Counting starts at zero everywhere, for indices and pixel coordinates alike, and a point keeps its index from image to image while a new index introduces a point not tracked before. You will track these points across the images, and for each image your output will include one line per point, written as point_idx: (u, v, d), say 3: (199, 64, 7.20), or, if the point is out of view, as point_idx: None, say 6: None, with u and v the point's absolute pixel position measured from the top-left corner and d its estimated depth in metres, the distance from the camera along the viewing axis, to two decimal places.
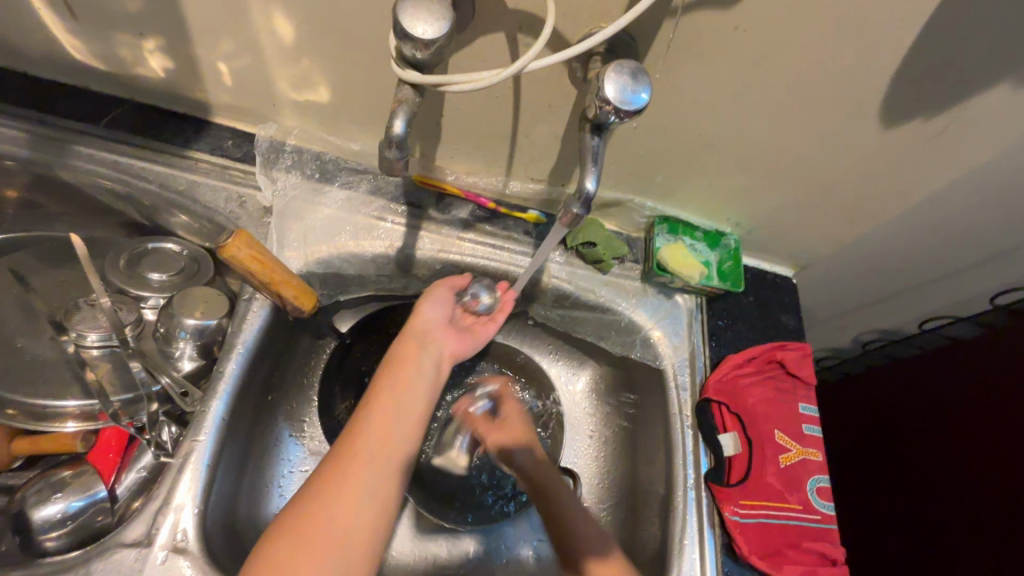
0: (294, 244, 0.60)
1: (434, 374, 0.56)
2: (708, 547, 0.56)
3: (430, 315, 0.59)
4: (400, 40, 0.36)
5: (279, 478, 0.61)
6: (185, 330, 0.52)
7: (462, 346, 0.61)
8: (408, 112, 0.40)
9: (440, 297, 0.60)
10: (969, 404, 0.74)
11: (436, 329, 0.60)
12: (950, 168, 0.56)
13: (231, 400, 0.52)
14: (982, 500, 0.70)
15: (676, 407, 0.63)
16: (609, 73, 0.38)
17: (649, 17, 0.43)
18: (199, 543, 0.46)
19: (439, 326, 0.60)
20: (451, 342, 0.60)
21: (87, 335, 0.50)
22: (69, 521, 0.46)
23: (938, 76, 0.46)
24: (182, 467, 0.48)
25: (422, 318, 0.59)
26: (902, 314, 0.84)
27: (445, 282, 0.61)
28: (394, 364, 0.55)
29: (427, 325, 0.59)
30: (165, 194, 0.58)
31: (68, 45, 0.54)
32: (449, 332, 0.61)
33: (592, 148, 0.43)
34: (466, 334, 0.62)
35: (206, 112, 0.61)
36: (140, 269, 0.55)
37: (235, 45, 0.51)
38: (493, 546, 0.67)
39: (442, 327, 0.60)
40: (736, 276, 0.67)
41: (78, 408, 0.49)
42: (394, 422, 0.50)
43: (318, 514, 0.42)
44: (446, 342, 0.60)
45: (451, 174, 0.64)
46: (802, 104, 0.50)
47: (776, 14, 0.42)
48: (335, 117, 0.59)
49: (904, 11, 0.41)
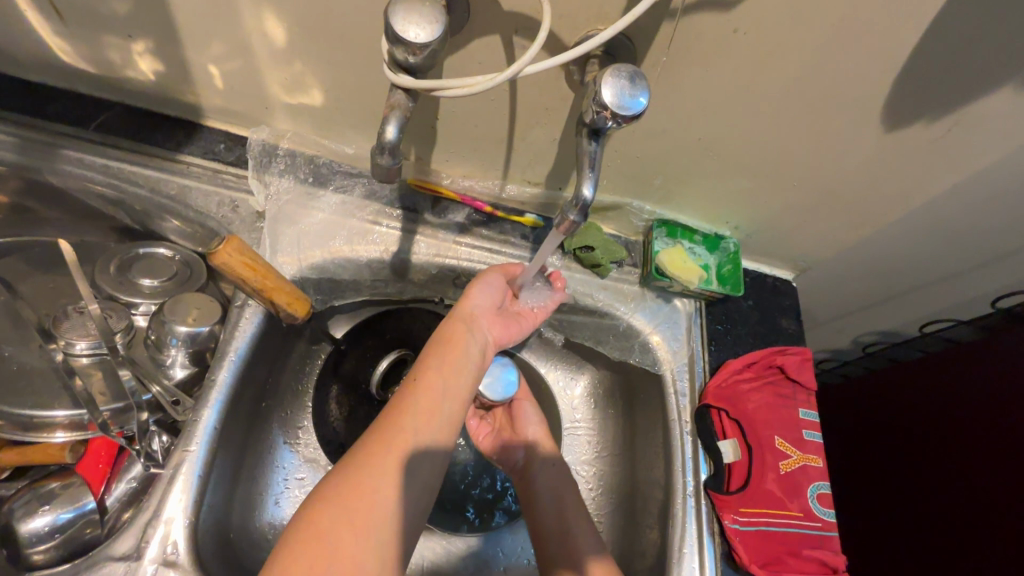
0: (288, 249, 0.59)
1: (479, 360, 0.52)
2: (708, 555, 0.55)
3: (480, 300, 0.55)
4: (392, 44, 0.35)
5: (273, 486, 0.61)
6: (176, 337, 0.52)
7: (507, 334, 0.57)
8: (401, 117, 0.40)
9: (492, 282, 0.56)
10: (970, 409, 0.74)
11: (484, 315, 0.55)
12: (951, 172, 0.55)
13: (223, 409, 0.51)
14: (983, 505, 0.70)
15: (675, 413, 0.62)
16: (606, 77, 0.37)
17: (648, 19, 0.42)
18: (190, 556, 0.45)
19: (487, 313, 0.56)
20: (497, 331, 0.56)
21: (76, 344, 0.50)
22: (58, 533, 0.45)
23: (940, 79, 0.46)
24: (173, 478, 0.47)
25: (474, 302, 0.54)
26: (903, 317, 0.84)
27: (499, 268, 0.57)
28: (440, 344, 0.50)
29: (475, 308, 0.54)
30: (156, 199, 0.57)
31: (55, 48, 0.53)
32: (495, 320, 0.56)
33: (590, 154, 0.42)
34: (511, 321, 0.58)
35: (198, 115, 0.60)
36: (131, 274, 0.54)
37: (226, 48, 0.50)
38: (491, 554, 0.66)
39: (489, 315, 0.56)
40: (735, 280, 0.66)
41: (68, 419, 0.47)
42: (437, 410, 0.46)
43: (353, 501, 0.39)
44: (491, 329, 0.56)
45: (447, 178, 0.63)
46: (803, 107, 0.49)
47: (777, 16, 0.41)
48: (329, 121, 0.58)
49: (908, 13, 0.40)
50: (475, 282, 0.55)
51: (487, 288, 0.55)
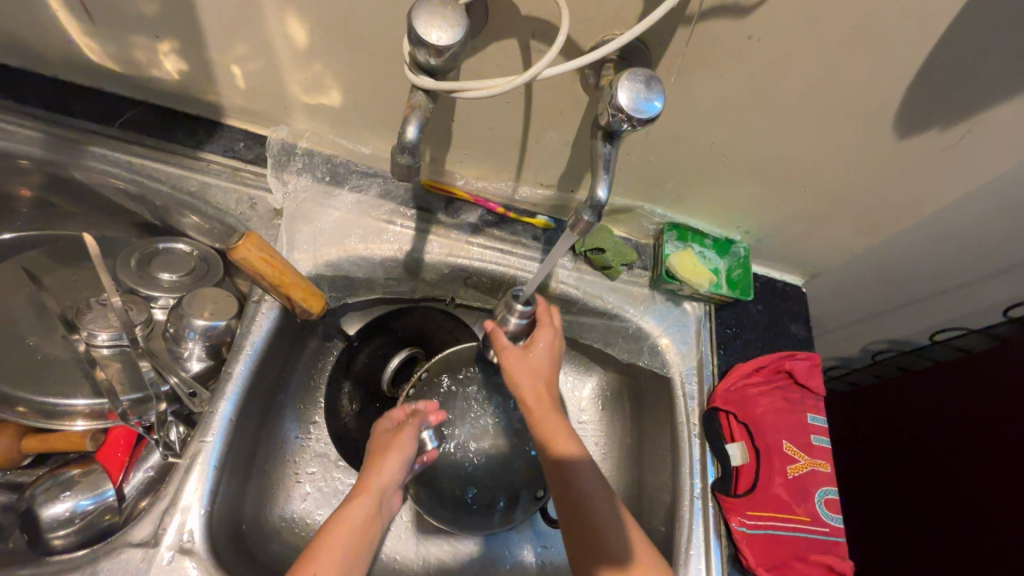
0: (304, 246, 0.60)
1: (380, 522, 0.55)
2: (714, 557, 0.56)
3: (394, 474, 0.55)
4: (414, 45, 0.36)
5: (287, 480, 0.62)
6: (193, 330, 0.52)
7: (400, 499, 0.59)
8: (421, 117, 0.40)
9: (409, 451, 0.56)
10: (978, 418, 0.74)
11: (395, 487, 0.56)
12: (964, 180, 0.55)
13: (238, 401, 0.52)
14: (989, 514, 0.70)
15: (683, 416, 0.62)
16: (623, 81, 0.38)
17: (664, 25, 0.43)
18: (205, 544, 0.46)
19: (397, 486, 0.57)
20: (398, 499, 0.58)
21: (97, 335, 0.50)
22: (77, 519, 0.46)
23: (954, 86, 0.46)
24: (190, 467, 0.48)
25: (389, 476, 0.55)
26: (912, 325, 0.84)
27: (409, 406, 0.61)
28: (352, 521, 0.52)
29: (388, 486, 0.55)
30: (177, 195, 0.58)
31: (83, 47, 0.54)
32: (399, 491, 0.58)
33: (604, 156, 0.43)
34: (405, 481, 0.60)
35: (218, 114, 0.61)
36: (150, 269, 0.56)
37: (249, 48, 0.52)
38: (497, 551, 0.66)
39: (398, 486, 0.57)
40: (745, 284, 0.67)
41: (88, 408, 0.49)
42: None
43: None
44: (393, 504, 0.57)
45: (461, 179, 0.64)
46: (816, 113, 0.50)
47: (790, 23, 0.42)
48: (346, 121, 0.59)
49: (922, 21, 0.41)
50: (395, 453, 0.56)
51: (405, 461, 0.56)
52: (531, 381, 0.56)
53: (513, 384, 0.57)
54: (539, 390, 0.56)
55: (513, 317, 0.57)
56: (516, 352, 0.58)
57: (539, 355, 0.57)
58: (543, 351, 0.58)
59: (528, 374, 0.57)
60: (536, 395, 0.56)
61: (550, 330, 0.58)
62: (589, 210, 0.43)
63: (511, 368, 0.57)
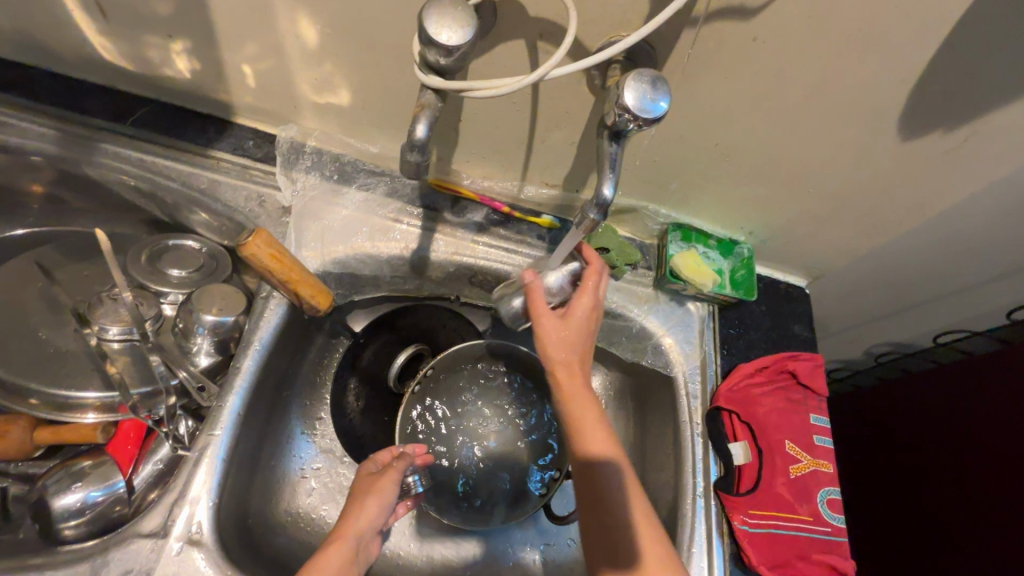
0: (312, 243, 0.61)
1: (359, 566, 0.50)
2: (716, 555, 0.56)
3: (374, 517, 0.52)
4: (425, 45, 0.37)
5: (292, 476, 0.62)
6: (202, 326, 0.53)
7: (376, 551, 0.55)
8: (431, 116, 0.41)
9: (390, 495, 0.54)
10: (981, 421, 0.74)
11: (374, 532, 0.53)
12: (967, 182, 0.55)
13: (247, 396, 0.53)
14: (992, 517, 0.70)
15: (686, 415, 0.63)
16: (630, 81, 0.38)
17: (670, 26, 0.43)
18: (214, 536, 0.47)
19: (375, 533, 0.53)
20: (375, 549, 0.54)
21: (109, 328, 0.50)
22: (88, 510, 0.47)
23: (958, 89, 0.46)
24: (199, 460, 0.49)
25: (369, 517, 0.51)
26: (915, 327, 0.84)
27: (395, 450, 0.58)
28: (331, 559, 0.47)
29: (368, 528, 0.51)
30: (187, 192, 0.59)
31: (97, 46, 0.55)
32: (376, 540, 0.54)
33: (610, 155, 0.43)
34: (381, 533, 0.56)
35: (229, 112, 0.62)
36: (160, 264, 0.56)
37: (261, 48, 0.52)
38: (500, 549, 0.67)
39: (376, 532, 0.53)
40: (748, 284, 0.67)
41: (99, 400, 0.51)
42: None
43: None
44: (372, 551, 0.53)
45: (467, 178, 0.64)
46: (820, 115, 0.50)
47: (795, 25, 0.42)
48: (354, 120, 0.60)
49: (926, 24, 0.41)
50: (374, 495, 0.53)
51: (386, 503, 0.53)
52: (566, 354, 0.54)
53: (547, 352, 0.54)
54: (572, 368, 0.54)
55: (556, 279, 0.55)
56: (554, 318, 0.54)
57: (579, 325, 0.54)
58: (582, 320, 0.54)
59: (563, 346, 0.54)
60: (571, 372, 0.54)
61: (590, 295, 0.54)
62: (595, 209, 0.44)
63: (547, 337, 0.54)
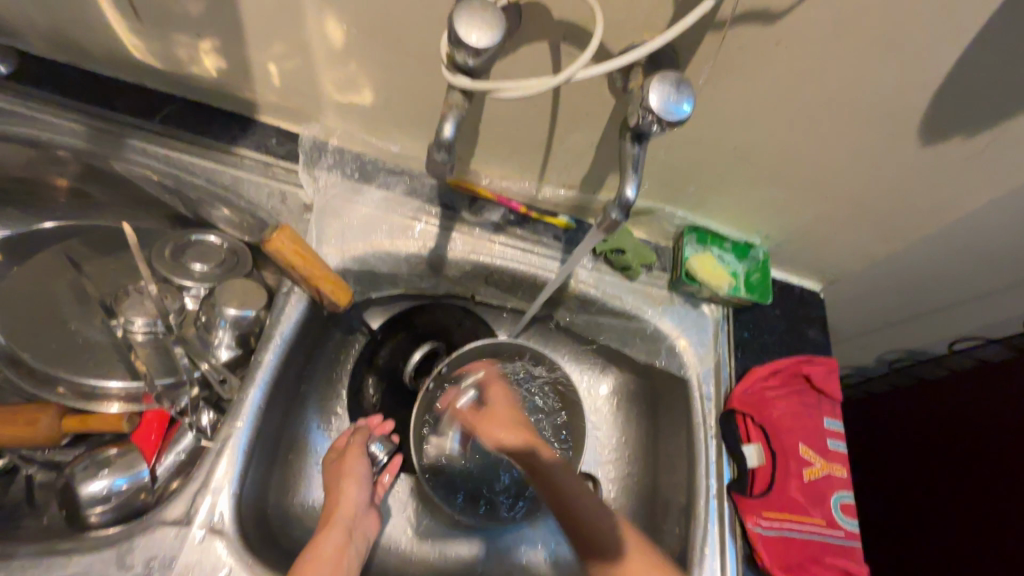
0: (332, 240, 0.62)
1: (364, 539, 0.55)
2: (729, 557, 0.56)
3: (357, 496, 0.56)
4: (454, 46, 0.38)
5: (309, 469, 0.63)
6: (224, 319, 0.54)
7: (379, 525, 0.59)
8: (458, 115, 0.42)
9: (363, 474, 0.58)
10: (996, 430, 0.73)
11: (363, 509, 0.57)
12: (988, 188, 0.55)
13: (267, 389, 0.54)
14: (1005, 526, 0.70)
15: (700, 417, 0.63)
16: (654, 84, 0.39)
17: (694, 30, 0.44)
18: (235, 525, 0.48)
19: (365, 509, 0.57)
20: (375, 524, 0.58)
21: (134, 321, 0.52)
22: (114, 496, 0.49)
23: (980, 96, 0.46)
24: (221, 451, 0.50)
25: (349, 500, 0.55)
26: (931, 333, 0.83)
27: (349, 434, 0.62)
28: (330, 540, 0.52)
29: (355, 508, 0.56)
30: (211, 188, 0.60)
31: (128, 44, 0.57)
32: (372, 514, 0.58)
33: (633, 157, 0.44)
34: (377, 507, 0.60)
35: (252, 111, 0.63)
36: (184, 259, 0.57)
37: (288, 48, 0.53)
38: (512, 546, 0.67)
39: (366, 509, 0.57)
40: (763, 288, 0.67)
41: (123, 390, 0.51)
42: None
43: None
44: (371, 526, 0.57)
45: (485, 178, 0.65)
46: (840, 120, 0.50)
47: (820, 30, 0.43)
48: (376, 119, 0.61)
49: (950, 30, 0.42)
50: (348, 479, 0.57)
51: (362, 482, 0.57)
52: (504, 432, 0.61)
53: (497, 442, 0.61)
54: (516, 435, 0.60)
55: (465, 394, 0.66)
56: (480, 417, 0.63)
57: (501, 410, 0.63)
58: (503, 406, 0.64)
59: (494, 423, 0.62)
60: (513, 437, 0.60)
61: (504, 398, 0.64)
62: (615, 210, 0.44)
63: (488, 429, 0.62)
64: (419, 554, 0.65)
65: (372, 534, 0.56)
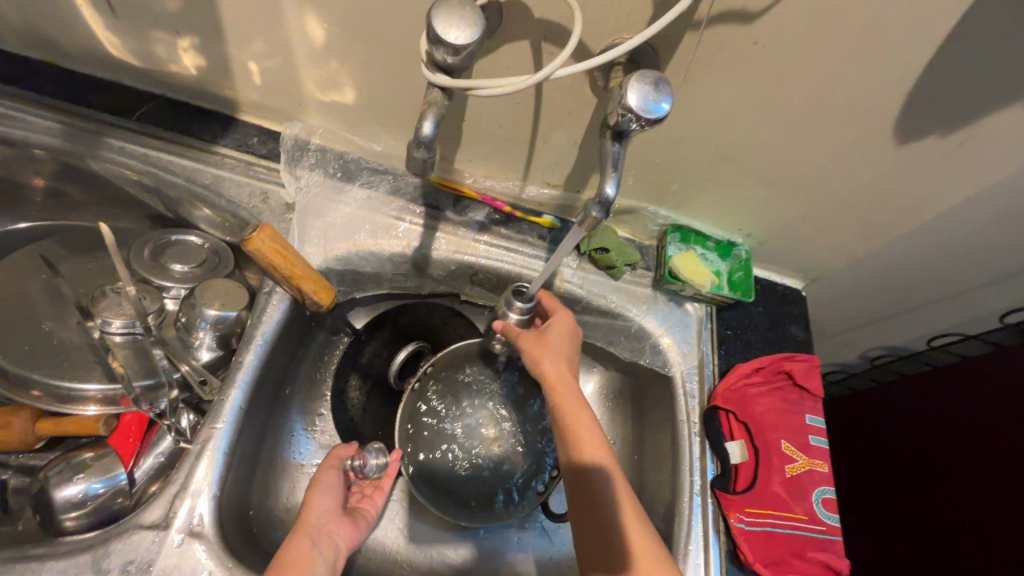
0: (315, 239, 0.61)
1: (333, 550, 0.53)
2: (712, 552, 0.56)
3: (323, 504, 0.55)
4: (433, 44, 0.38)
5: (291, 472, 0.62)
6: (205, 320, 0.53)
7: (358, 533, 0.57)
8: (437, 114, 0.42)
9: (332, 483, 0.57)
10: (971, 424, 0.75)
11: (331, 515, 0.55)
12: (965, 186, 0.56)
13: (248, 390, 0.53)
14: (981, 517, 0.71)
15: (684, 414, 0.63)
16: (632, 83, 0.39)
17: (673, 29, 0.44)
18: (214, 528, 0.48)
19: (334, 514, 0.55)
20: (347, 530, 0.55)
21: (111, 322, 0.51)
22: (90, 501, 0.48)
23: (953, 96, 0.47)
24: (199, 454, 0.49)
25: (314, 508, 0.54)
26: (913, 330, 0.85)
27: (332, 454, 0.59)
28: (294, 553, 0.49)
29: (320, 515, 0.54)
30: (189, 186, 0.59)
31: (104, 41, 0.56)
32: (344, 522, 0.56)
33: (613, 154, 0.44)
34: (360, 516, 0.59)
35: (233, 109, 0.63)
36: (163, 259, 0.57)
37: (268, 45, 0.53)
38: (499, 546, 0.67)
39: (335, 517, 0.55)
40: (746, 286, 0.68)
41: (100, 393, 0.50)
42: None
43: None
44: (342, 533, 0.55)
45: (469, 177, 0.65)
46: (816, 119, 0.51)
47: (795, 31, 0.44)
48: (359, 119, 0.60)
49: (918, 35, 0.43)
50: (313, 489, 0.56)
51: (327, 491, 0.56)
52: (553, 362, 0.57)
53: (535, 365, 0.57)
54: (563, 372, 0.57)
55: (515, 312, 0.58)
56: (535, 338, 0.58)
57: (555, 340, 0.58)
58: (560, 335, 0.59)
59: (550, 357, 0.57)
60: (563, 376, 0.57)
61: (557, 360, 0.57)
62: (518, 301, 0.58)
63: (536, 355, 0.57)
64: (405, 556, 0.64)
65: (343, 546, 0.54)
